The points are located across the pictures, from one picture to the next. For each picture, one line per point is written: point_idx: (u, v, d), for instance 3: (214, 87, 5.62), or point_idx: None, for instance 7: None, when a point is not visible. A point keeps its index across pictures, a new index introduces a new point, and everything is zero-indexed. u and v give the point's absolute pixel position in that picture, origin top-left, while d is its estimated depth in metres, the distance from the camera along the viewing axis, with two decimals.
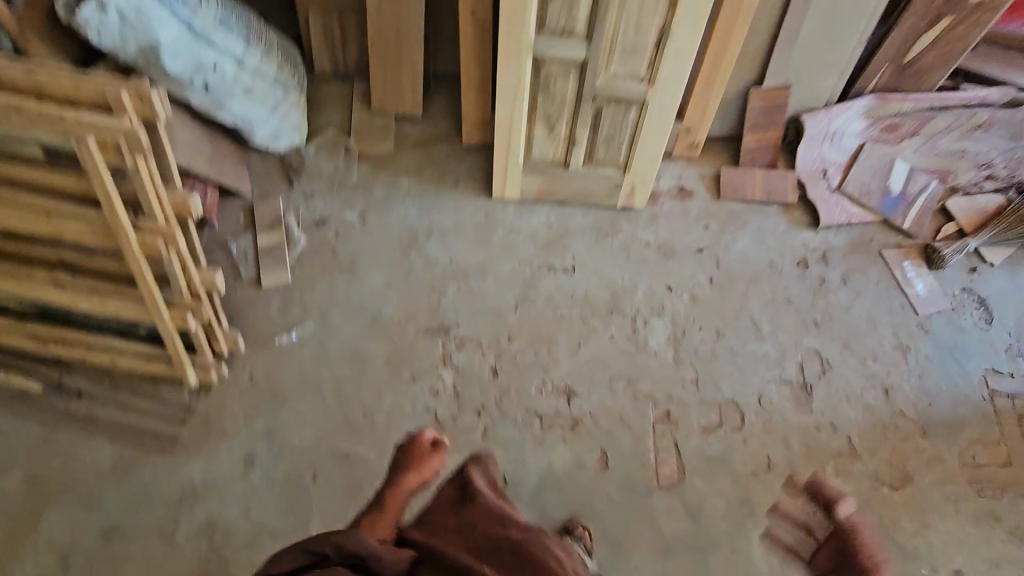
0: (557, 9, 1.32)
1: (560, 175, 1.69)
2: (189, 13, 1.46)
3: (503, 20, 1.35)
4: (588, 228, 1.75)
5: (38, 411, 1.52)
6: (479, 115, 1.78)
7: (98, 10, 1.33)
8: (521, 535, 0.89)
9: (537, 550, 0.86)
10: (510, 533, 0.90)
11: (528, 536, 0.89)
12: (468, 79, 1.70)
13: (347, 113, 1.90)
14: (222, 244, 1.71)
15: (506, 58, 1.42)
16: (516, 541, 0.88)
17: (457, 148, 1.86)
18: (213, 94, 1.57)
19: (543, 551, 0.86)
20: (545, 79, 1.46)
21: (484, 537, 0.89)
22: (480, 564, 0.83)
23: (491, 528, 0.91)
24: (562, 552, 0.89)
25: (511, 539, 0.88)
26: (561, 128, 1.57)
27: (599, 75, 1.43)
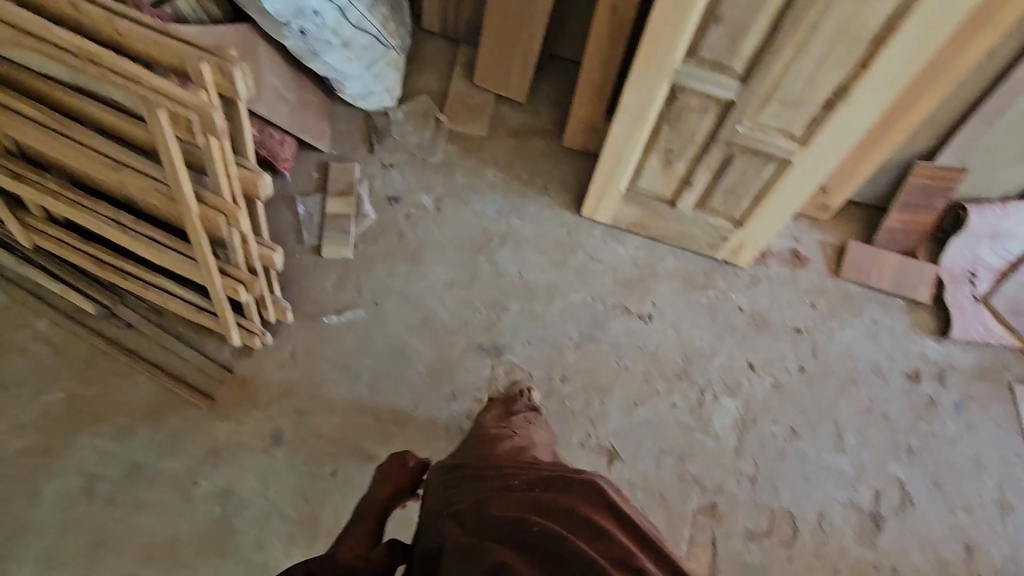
0: (715, 38, 1.08)
1: (662, 212, 1.49)
2: None
3: (647, 37, 1.12)
4: (677, 275, 1.56)
5: (89, 333, 1.52)
6: (588, 120, 1.57)
7: None
8: (568, 475, 0.83)
9: (583, 493, 0.79)
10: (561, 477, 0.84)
11: (576, 479, 0.83)
12: (585, 79, 1.47)
13: (446, 81, 1.73)
14: (290, 201, 1.61)
15: (638, 78, 1.20)
16: (562, 483, 0.82)
17: (555, 149, 1.68)
18: (309, 41, 1.43)
19: (589, 491, 0.79)
20: (678, 110, 1.23)
21: (535, 479, 0.86)
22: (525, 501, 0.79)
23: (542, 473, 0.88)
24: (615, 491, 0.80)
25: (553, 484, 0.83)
26: (679, 165, 1.36)
27: (743, 121, 1.20)
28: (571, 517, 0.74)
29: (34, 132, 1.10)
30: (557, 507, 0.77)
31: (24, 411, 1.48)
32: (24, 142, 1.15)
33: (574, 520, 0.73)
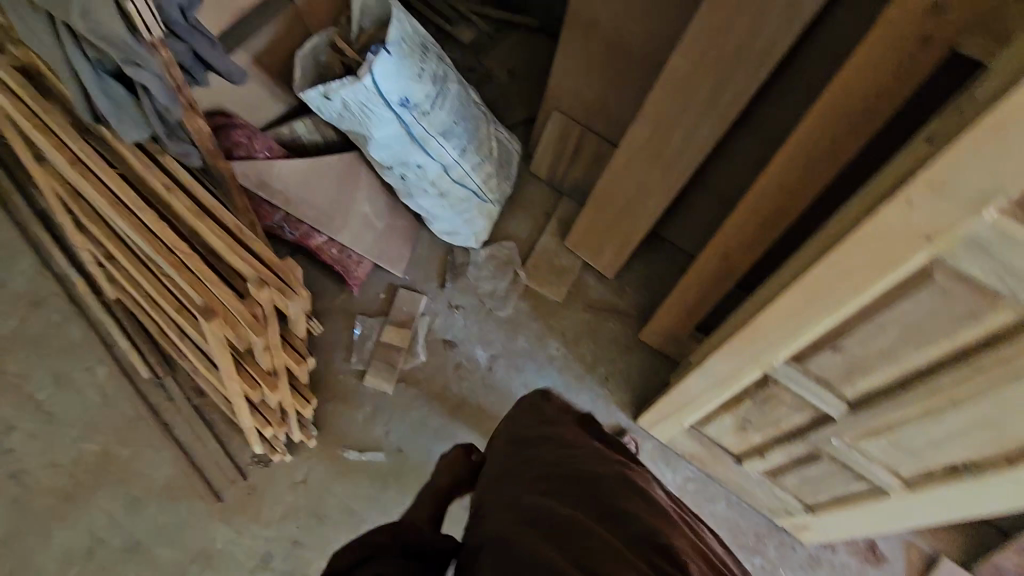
0: (825, 361, 0.92)
1: (724, 460, 1.33)
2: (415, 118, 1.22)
3: (748, 329, 0.97)
4: (722, 525, 1.39)
5: (136, 395, 1.58)
6: (672, 329, 1.42)
7: (323, 96, 1.15)
8: (596, 467, 0.78)
9: (616, 482, 0.76)
10: (584, 465, 0.78)
11: (608, 469, 0.78)
12: (678, 298, 1.32)
13: (538, 231, 1.67)
14: (349, 317, 1.59)
15: (728, 354, 1.05)
16: (594, 473, 0.77)
17: (629, 338, 1.56)
18: (405, 185, 1.38)
19: (620, 483, 0.76)
20: (766, 395, 1.07)
21: (559, 467, 0.78)
22: (559, 498, 0.72)
23: (567, 457, 0.80)
24: (638, 482, 0.79)
25: (595, 476, 0.76)
26: (753, 434, 1.19)
27: (838, 437, 1.02)
28: (614, 517, 0.70)
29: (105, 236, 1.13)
30: (591, 499, 0.72)
31: (58, 454, 1.54)
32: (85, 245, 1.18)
33: (615, 521, 0.69)
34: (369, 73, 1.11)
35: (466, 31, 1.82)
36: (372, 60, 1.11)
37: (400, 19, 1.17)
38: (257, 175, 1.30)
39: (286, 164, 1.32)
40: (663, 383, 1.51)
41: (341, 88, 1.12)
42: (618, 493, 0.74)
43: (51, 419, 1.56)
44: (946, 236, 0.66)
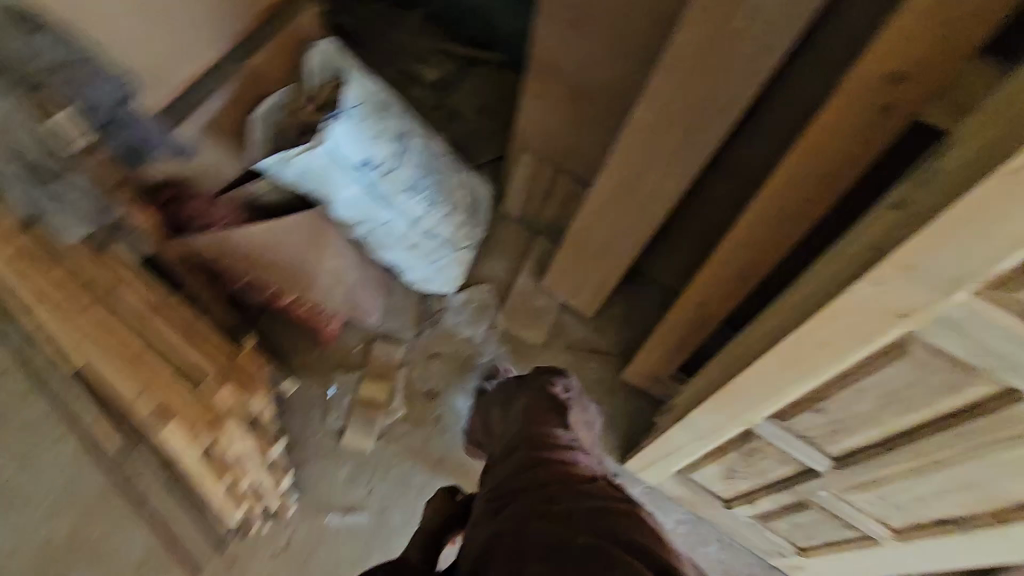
0: (807, 421, 0.90)
1: (713, 504, 1.31)
2: (376, 178, 1.20)
3: (728, 388, 0.95)
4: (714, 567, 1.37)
5: (104, 469, 1.51)
6: (654, 371, 1.40)
7: (281, 165, 1.13)
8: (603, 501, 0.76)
9: (627, 518, 0.73)
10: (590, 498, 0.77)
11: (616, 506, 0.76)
12: (658, 342, 1.30)
13: (514, 273, 1.64)
14: (325, 374, 1.54)
15: (710, 410, 1.03)
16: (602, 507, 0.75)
17: (612, 379, 1.54)
18: (374, 241, 1.36)
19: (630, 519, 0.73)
20: (750, 448, 1.05)
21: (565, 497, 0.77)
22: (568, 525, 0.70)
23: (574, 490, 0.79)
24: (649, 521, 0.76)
25: (604, 510, 0.74)
26: (740, 482, 1.17)
27: (824, 489, 1.00)
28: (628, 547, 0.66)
29: (86, 329, 1.15)
30: (602, 529, 0.70)
31: (26, 536, 1.47)
32: (59, 344, 1.18)
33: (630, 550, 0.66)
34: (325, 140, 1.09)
35: (429, 70, 1.79)
36: (329, 127, 1.08)
37: (358, 82, 1.15)
38: (220, 246, 1.26)
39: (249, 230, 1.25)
40: (648, 423, 1.49)
41: (296, 157, 1.10)
42: (630, 527, 0.71)
43: (16, 499, 1.49)
44: (919, 316, 0.64)
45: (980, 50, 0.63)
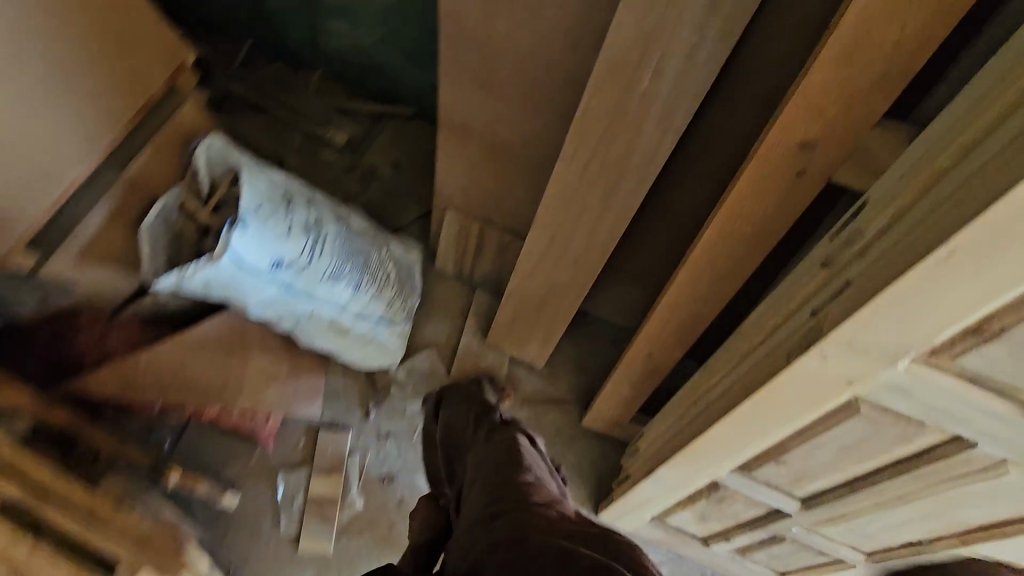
0: (772, 471, 0.90)
1: (692, 543, 1.29)
2: (292, 277, 1.10)
3: (689, 447, 0.94)
4: None
5: None
6: (613, 416, 1.38)
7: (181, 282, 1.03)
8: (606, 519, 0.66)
9: None
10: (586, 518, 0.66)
11: None
12: (612, 390, 1.28)
13: (457, 332, 1.58)
14: (270, 477, 1.41)
15: (676, 467, 1.01)
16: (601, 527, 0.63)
17: (573, 426, 1.50)
18: (301, 332, 1.26)
19: None
20: (719, 495, 1.04)
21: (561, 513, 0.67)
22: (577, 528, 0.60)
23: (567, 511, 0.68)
24: None
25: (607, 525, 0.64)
26: (715, 523, 1.16)
27: (796, 524, 1.01)
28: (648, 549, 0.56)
29: None
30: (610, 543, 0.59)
31: None
32: None
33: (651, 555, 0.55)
34: (225, 253, 1.00)
35: (340, 130, 1.67)
36: (226, 238, 0.99)
37: (251, 180, 1.06)
38: (124, 376, 1.15)
39: (156, 356, 1.17)
40: (616, 467, 1.47)
41: (196, 273, 1.01)
42: None
43: None
44: (864, 382, 0.64)
45: (882, 116, 0.64)
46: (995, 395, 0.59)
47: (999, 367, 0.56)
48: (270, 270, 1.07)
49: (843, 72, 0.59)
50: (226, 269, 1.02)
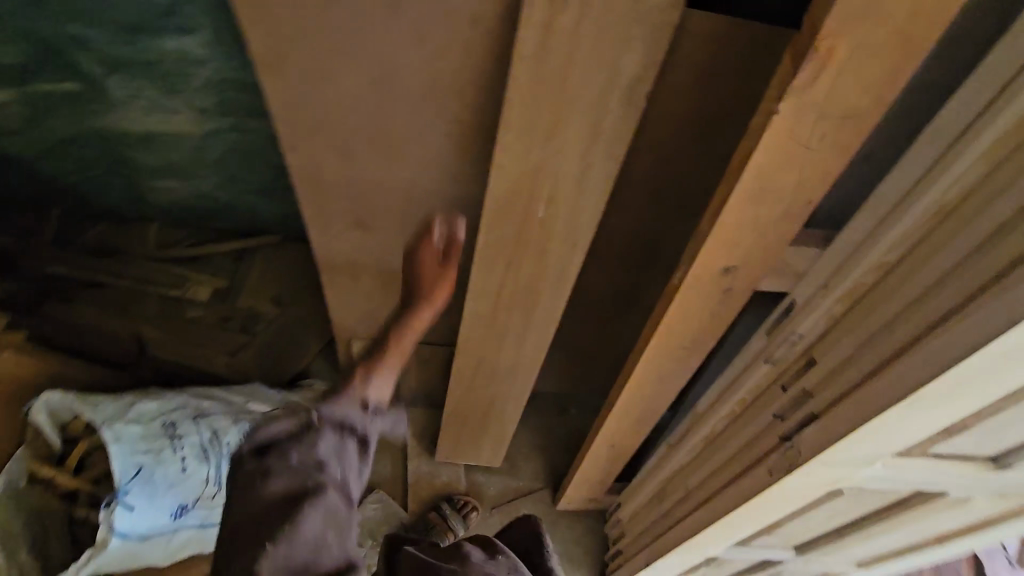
0: (768, 539, 0.91)
1: None
2: (203, 513, 0.95)
3: (686, 541, 0.93)
4: None
5: None
6: (587, 495, 1.34)
7: None
8: None
9: None
10: None
11: None
12: (582, 477, 1.24)
13: (401, 459, 1.45)
14: None
15: (674, 555, 0.99)
16: None
17: (548, 514, 1.44)
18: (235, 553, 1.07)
19: None
20: (720, 561, 1.04)
21: None
22: None
23: None
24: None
25: None
26: None
27: (795, 562, 1.03)
28: None
29: None
30: None
31: None
32: None
33: None
34: (109, 534, 0.86)
35: (201, 287, 1.40)
36: (108, 515, 0.86)
37: (118, 435, 0.88)
38: None
39: None
40: (602, 539, 1.43)
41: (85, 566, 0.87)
42: None
43: None
44: (846, 480, 0.65)
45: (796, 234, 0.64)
46: (959, 460, 0.63)
47: (963, 444, 0.59)
48: (172, 519, 0.92)
49: (752, 213, 0.58)
50: (118, 547, 0.88)
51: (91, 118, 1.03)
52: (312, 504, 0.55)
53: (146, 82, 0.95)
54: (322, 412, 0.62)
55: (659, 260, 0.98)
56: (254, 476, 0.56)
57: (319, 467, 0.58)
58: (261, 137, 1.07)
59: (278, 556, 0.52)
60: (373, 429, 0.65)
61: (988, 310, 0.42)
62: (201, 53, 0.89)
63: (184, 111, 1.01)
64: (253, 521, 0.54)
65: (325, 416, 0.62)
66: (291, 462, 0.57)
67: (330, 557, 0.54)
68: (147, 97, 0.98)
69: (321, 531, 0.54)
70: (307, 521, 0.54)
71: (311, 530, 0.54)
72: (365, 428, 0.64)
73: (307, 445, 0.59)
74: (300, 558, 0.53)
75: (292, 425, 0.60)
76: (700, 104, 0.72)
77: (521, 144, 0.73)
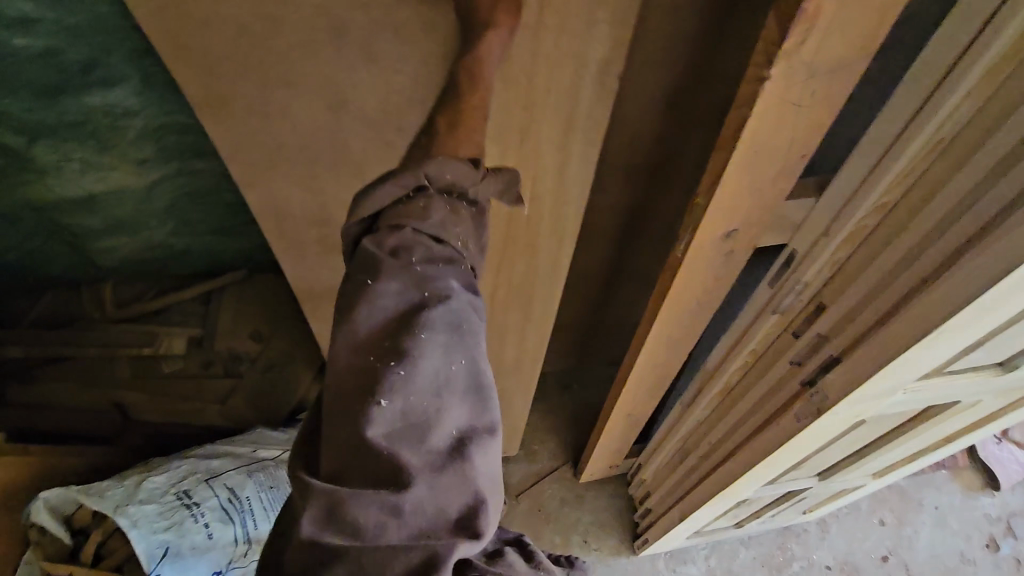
0: (795, 473, 0.95)
1: (727, 530, 1.35)
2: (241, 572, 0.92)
3: (716, 493, 0.96)
4: (757, 566, 1.45)
5: None
6: (609, 463, 1.37)
7: None
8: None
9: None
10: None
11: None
12: (602, 447, 1.26)
13: None
14: None
15: (706, 507, 1.03)
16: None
17: (573, 489, 1.46)
18: None
19: None
20: (749, 501, 1.09)
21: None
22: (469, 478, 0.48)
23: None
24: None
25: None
26: (748, 514, 1.21)
27: (818, 487, 1.08)
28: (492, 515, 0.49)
29: None
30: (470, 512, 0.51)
31: None
32: None
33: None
34: None
35: (176, 338, 1.30)
36: None
37: (132, 520, 0.84)
38: None
39: None
40: (629, 501, 1.47)
41: None
42: None
43: None
44: (870, 411, 0.68)
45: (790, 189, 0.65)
46: (973, 371, 0.66)
47: (976, 359, 0.62)
48: None
49: (749, 176, 0.58)
50: None
51: (23, 187, 0.96)
52: (423, 330, 0.44)
53: (76, 144, 0.88)
54: (429, 174, 0.47)
55: (645, 228, 0.98)
56: (357, 293, 0.45)
57: (430, 278, 0.46)
58: (212, 177, 1.01)
59: (392, 410, 0.42)
60: (485, 197, 0.52)
61: (1007, 239, 0.43)
62: (134, 104, 0.83)
63: (122, 166, 0.95)
64: (356, 356, 0.45)
65: (432, 183, 0.48)
66: (398, 257, 0.46)
67: (448, 415, 0.44)
68: (81, 158, 0.91)
69: (438, 370, 0.44)
70: (423, 360, 0.44)
71: (430, 370, 0.44)
72: (475, 194, 0.51)
73: (413, 236, 0.46)
74: (420, 413, 0.43)
75: (398, 204, 0.47)
76: (670, 72, 0.71)
77: (497, 144, 0.70)
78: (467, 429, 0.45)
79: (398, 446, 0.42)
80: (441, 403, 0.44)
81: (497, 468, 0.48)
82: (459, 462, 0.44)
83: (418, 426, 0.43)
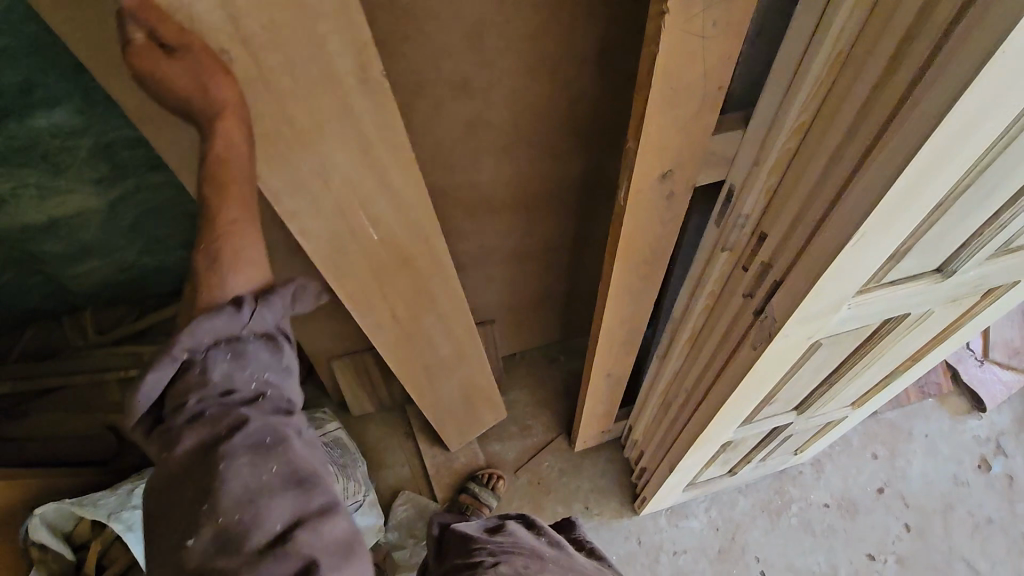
0: (770, 409, 0.98)
1: (722, 479, 1.38)
2: None
3: (698, 439, 0.99)
4: (756, 512, 1.48)
5: None
6: (599, 429, 1.39)
7: None
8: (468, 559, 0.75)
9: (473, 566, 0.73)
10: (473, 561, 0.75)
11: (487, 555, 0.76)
12: (589, 412, 1.28)
13: (416, 454, 1.46)
14: None
15: (692, 455, 1.06)
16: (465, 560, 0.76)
17: (569, 459, 1.49)
18: None
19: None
20: (733, 444, 1.11)
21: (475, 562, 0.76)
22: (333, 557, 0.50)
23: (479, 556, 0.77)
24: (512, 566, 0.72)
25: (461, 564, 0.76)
26: (736, 459, 1.24)
27: (799, 423, 1.11)
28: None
29: None
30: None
31: None
32: None
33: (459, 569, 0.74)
34: None
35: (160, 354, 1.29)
36: None
37: (130, 524, 0.87)
38: None
39: None
40: (625, 464, 1.49)
41: None
42: None
43: None
44: (821, 331, 0.71)
45: (718, 123, 0.67)
46: (911, 279, 0.68)
47: (909, 266, 0.64)
48: None
49: (671, 114, 0.60)
50: None
51: None
52: (222, 457, 0.48)
53: (29, 169, 0.90)
54: (186, 345, 0.50)
55: (599, 191, 1.00)
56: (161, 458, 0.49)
57: (224, 414, 0.50)
58: (171, 190, 1.03)
59: (211, 533, 0.46)
60: (268, 321, 0.56)
61: (909, 124, 0.45)
62: (78, 123, 0.85)
63: (80, 187, 0.96)
64: (175, 506, 0.48)
65: (196, 348, 0.51)
66: (190, 410, 0.50)
67: (270, 514, 0.47)
68: (37, 183, 0.93)
69: (247, 483, 0.48)
70: (228, 479, 0.47)
71: (237, 485, 0.47)
72: (253, 326, 0.54)
73: (197, 391, 0.50)
74: (238, 521, 0.46)
75: (174, 375, 0.51)
76: (593, 30, 0.73)
77: None
78: (293, 517, 0.48)
79: (223, 555, 0.45)
80: (261, 505, 0.47)
81: (351, 531, 0.51)
82: (289, 543, 0.46)
83: (238, 531, 0.46)
